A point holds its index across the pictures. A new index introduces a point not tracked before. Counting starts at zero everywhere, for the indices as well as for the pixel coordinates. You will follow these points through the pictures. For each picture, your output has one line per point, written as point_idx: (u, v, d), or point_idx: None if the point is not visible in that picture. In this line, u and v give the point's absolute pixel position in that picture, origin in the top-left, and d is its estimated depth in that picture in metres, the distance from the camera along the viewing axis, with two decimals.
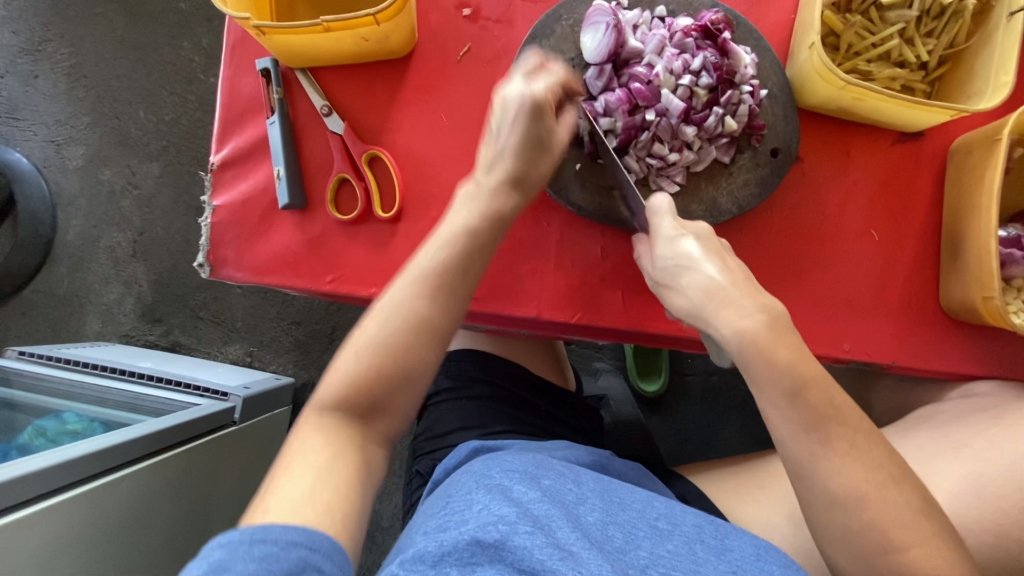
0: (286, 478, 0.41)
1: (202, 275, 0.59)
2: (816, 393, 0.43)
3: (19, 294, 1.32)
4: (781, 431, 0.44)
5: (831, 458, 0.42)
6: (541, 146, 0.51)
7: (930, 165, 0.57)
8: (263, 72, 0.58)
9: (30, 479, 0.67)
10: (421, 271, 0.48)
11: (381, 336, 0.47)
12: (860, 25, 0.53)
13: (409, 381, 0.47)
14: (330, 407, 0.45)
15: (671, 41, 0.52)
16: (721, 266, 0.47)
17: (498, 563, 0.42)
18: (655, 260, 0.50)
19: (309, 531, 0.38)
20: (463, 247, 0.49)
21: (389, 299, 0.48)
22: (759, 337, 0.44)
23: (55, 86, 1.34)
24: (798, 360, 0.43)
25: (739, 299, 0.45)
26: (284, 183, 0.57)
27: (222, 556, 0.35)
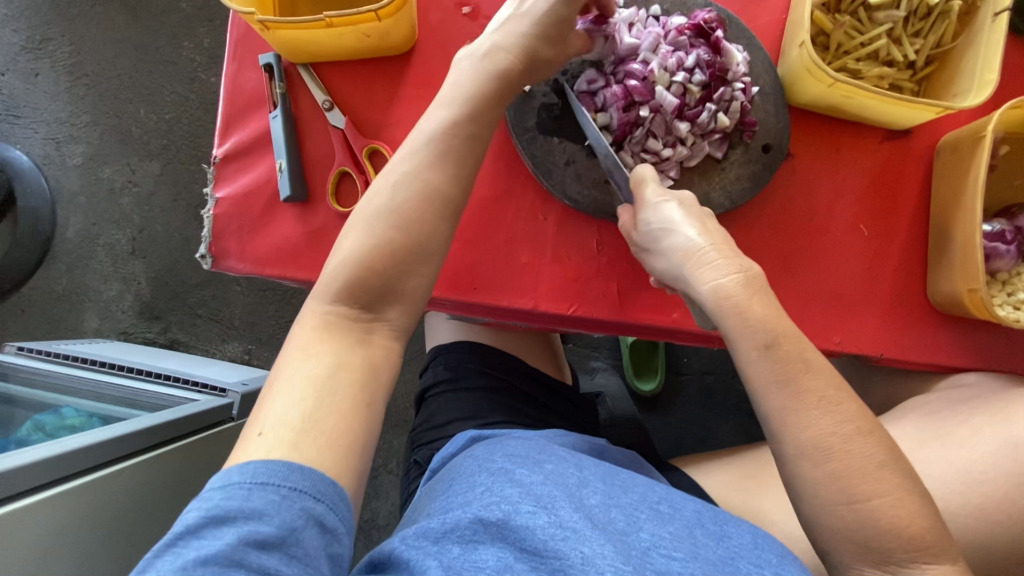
0: (282, 388, 0.41)
1: (204, 266, 0.60)
2: (788, 348, 0.44)
3: (18, 290, 1.32)
4: (756, 385, 0.45)
5: (819, 420, 0.42)
6: (551, 36, 0.52)
7: (918, 163, 0.59)
8: (266, 68, 0.59)
9: (29, 471, 0.67)
10: (424, 143, 0.49)
11: (386, 209, 0.46)
12: (850, 25, 0.54)
13: (420, 256, 0.47)
14: (336, 298, 0.45)
15: (666, 38, 0.53)
16: (702, 229, 0.49)
17: (500, 541, 0.44)
18: (641, 224, 0.51)
19: (311, 474, 0.39)
20: (468, 126, 0.50)
21: (392, 174, 0.48)
22: (736, 296, 0.45)
23: (56, 84, 1.35)
24: (774, 316, 0.45)
25: (716, 260, 0.47)
26: (286, 176, 0.58)
27: (223, 500, 0.37)
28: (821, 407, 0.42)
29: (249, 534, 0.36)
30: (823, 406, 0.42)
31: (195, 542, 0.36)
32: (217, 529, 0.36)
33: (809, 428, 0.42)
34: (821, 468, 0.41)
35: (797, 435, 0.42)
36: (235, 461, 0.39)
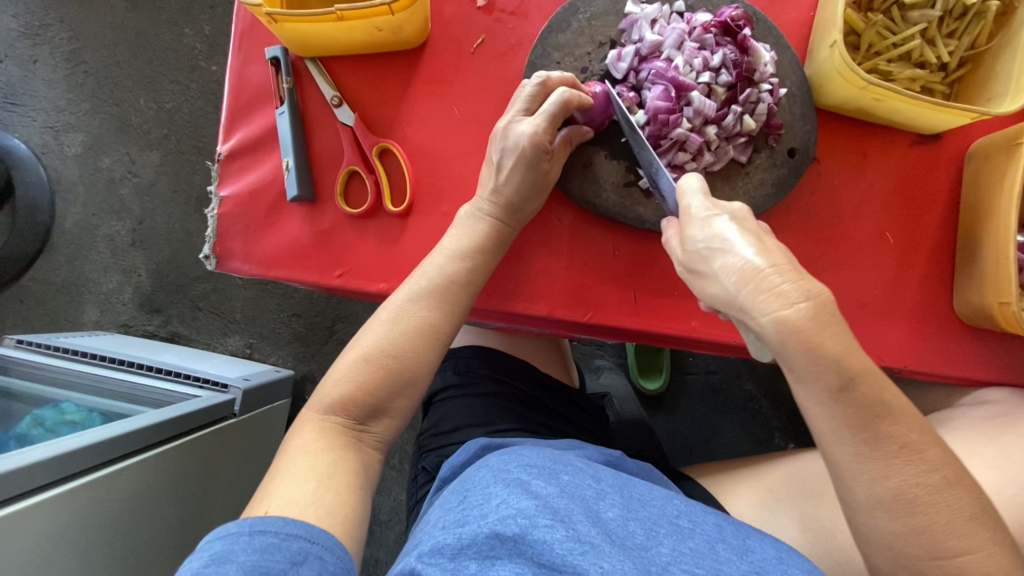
0: (286, 478, 0.44)
1: (208, 266, 0.58)
2: (866, 388, 0.40)
3: (17, 281, 1.30)
4: (824, 426, 0.41)
5: (901, 471, 0.40)
6: (540, 190, 0.54)
7: (947, 170, 0.57)
8: (273, 61, 0.57)
9: (31, 471, 0.66)
10: (424, 286, 0.52)
11: (384, 344, 0.51)
12: (881, 24, 0.52)
13: (411, 385, 0.51)
14: (332, 411, 0.49)
15: (691, 36, 0.51)
16: (760, 247, 0.41)
17: (518, 556, 0.43)
18: (685, 242, 0.44)
19: (307, 525, 0.41)
20: (467, 268, 0.53)
21: (390, 306, 0.52)
22: (804, 328, 0.38)
23: (54, 71, 1.32)
24: (847, 351, 0.39)
25: (782, 285, 0.39)
26: (293, 175, 0.56)
27: (222, 545, 0.38)
28: (901, 455, 0.40)
29: (253, 566, 0.37)
30: (902, 454, 0.40)
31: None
32: (220, 567, 0.37)
33: (889, 480, 0.40)
34: (898, 520, 0.41)
35: (875, 486, 0.41)
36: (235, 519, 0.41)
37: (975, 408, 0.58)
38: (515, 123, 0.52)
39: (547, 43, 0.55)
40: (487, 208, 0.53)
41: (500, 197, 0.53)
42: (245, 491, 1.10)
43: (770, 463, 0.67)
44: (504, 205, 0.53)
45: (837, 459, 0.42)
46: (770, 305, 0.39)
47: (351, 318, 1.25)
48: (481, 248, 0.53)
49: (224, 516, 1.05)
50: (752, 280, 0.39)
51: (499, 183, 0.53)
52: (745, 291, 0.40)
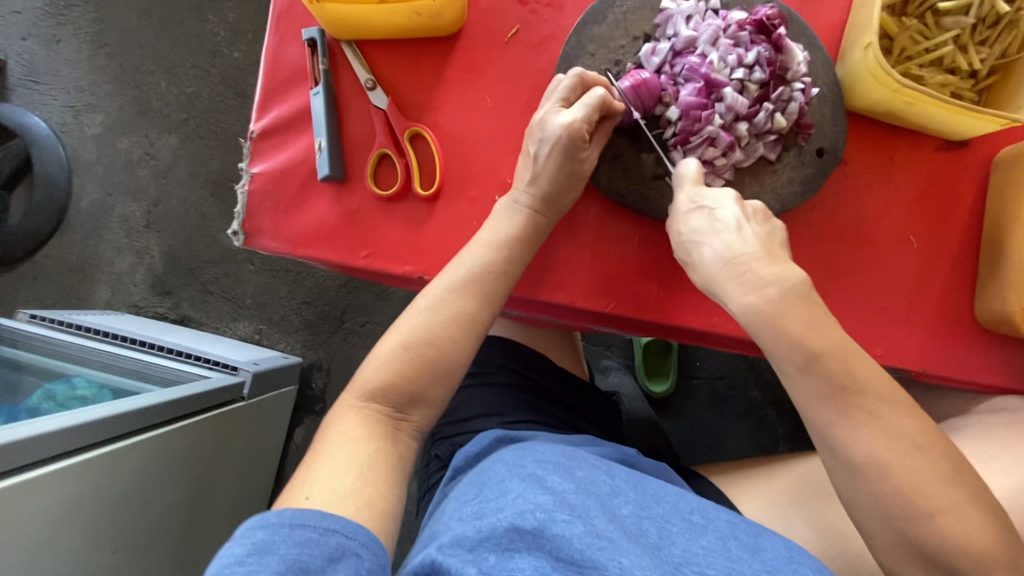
0: (328, 466, 0.45)
1: (235, 242, 0.59)
2: (832, 361, 0.43)
3: (31, 258, 1.31)
4: (800, 398, 0.45)
5: (871, 436, 0.42)
6: (575, 181, 0.54)
7: (973, 175, 0.57)
8: (309, 42, 0.57)
9: (43, 441, 0.66)
10: (462, 277, 0.52)
11: (423, 331, 0.51)
12: (915, 29, 0.53)
13: (448, 373, 0.51)
14: (372, 397, 0.50)
15: (726, 32, 0.52)
16: (740, 236, 0.47)
17: (536, 551, 0.42)
18: (674, 234, 0.51)
19: (344, 519, 0.41)
20: (505, 258, 0.53)
21: (430, 296, 0.52)
22: (768, 310, 0.45)
23: (78, 51, 1.33)
24: (813, 331, 0.44)
25: (754, 272, 0.46)
26: (325, 155, 0.56)
27: (264, 536, 0.39)
28: (869, 421, 0.42)
29: (294, 561, 0.38)
30: (872, 420, 0.42)
31: (240, 569, 0.37)
32: (261, 558, 0.38)
33: (862, 444, 0.42)
34: (877, 485, 0.42)
35: (847, 449, 0.43)
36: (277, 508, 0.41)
37: (988, 416, 0.59)
38: (552, 114, 0.53)
39: (582, 35, 0.56)
40: (525, 198, 0.54)
41: (535, 189, 0.53)
42: (249, 476, 1.10)
43: (781, 465, 0.67)
44: (540, 196, 0.54)
45: (816, 424, 0.44)
46: (738, 292, 0.46)
47: (361, 308, 1.25)
48: (519, 240, 0.53)
49: (230, 499, 1.05)
50: (727, 267, 0.47)
51: (536, 177, 0.53)
52: (714, 276, 0.48)
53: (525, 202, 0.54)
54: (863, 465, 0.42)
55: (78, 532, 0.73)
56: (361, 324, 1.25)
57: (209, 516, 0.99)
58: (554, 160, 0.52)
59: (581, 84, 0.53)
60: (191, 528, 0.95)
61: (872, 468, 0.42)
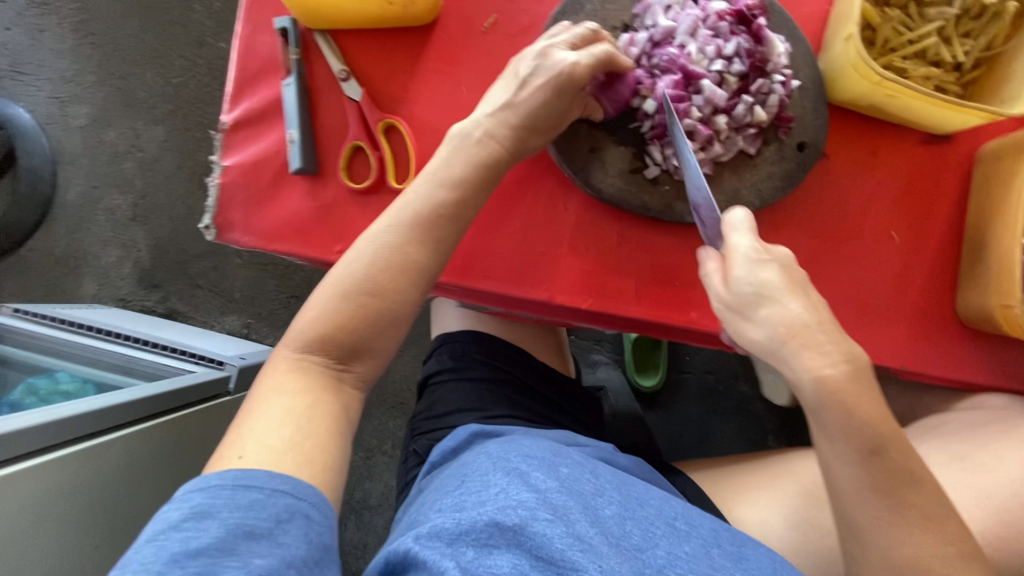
0: (261, 422, 0.43)
1: (208, 237, 0.58)
2: (894, 455, 0.44)
3: (16, 251, 1.30)
4: (850, 486, 0.45)
5: (919, 539, 0.43)
6: (552, 121, 0.52)
7: (956, 169, 0.56)
8: (281, 31, 0.56)
9: (20, 436, 0.65)
10: (408, 218, 0.49)
11: (362, 279, 0.47)
12: (898, 20, 0.51)
13: (392, 324, 0.48)
14: (308, 348, 0.46)
15: (705, 23, 0.51)
16: (807, 304, 0.45)
17: (516, 548, 0.42)
18: (726, 281, 0.46)
19: (291, 479, 0.40)
20: (456, 201, 0.50)
21: (374, 243, 0.48)
22: (843, 389, 0.44)
23: (62, 41, 1.31)
24: (879, 418, 0.44)
25: (824, 345, 0.44)
26: (297, 147, 0.55)
27: (206, 499, 0.38)
28: (920, 529, 0.43)
29: (237, 525, 0.38)
30: (923, 525, 0.43)
31: (176, 534, 0.37)
32: (199, 523, 0.38)
33: (905, 548, 0.43)
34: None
35: (889, 551, 0.43)
36: (216, 468, 0.40)
37: (970, 414, 0.59)
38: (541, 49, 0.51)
39: (559, 25, 0.54)
40: (495, 138, 0.51)
41: (507, 117, 0.51)
42: None
43: (765, 462, 0.66)
44: None
45: (857, 521, 0.45)
46: (816, 366, 0.44)
47: None
48: (474, 182, 0.51)
49: None
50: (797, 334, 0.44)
51: (512, 102, 0.51)
52: (789, 341, 0.44)
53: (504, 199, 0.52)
54: (897, 543, 0.43)
55: (61, 528, 0.72)
56: None
57: None
58: (534, 83, 0.51)
59: (593, 37, 0.52)
60: None
61: (907, 566, 0.43)
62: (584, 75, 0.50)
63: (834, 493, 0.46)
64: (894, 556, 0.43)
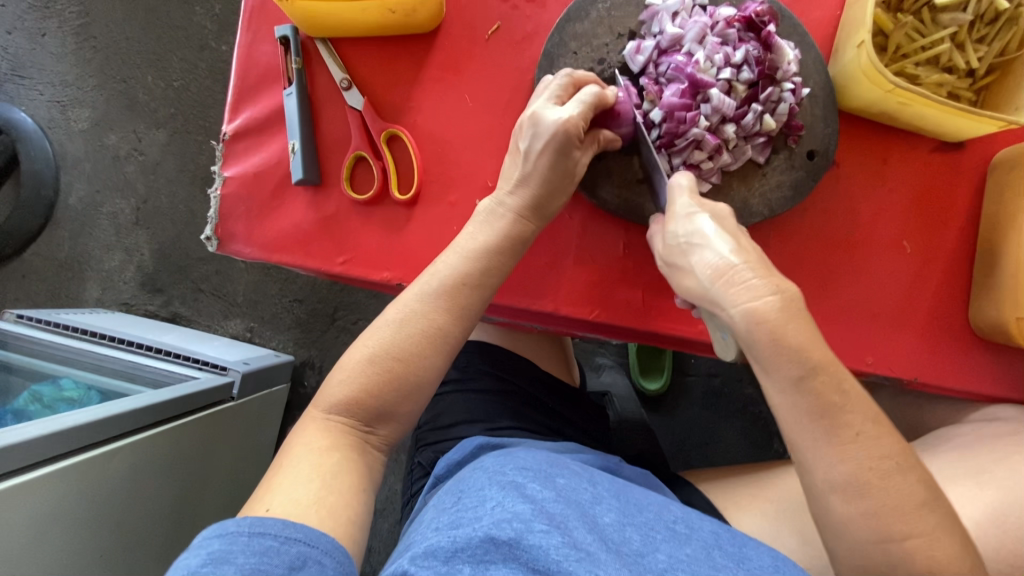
0: (289, 477, 0.44)
1: (209, 248, 0.57)
2: (824, 378, 0.41)
3: (20, 256, 1.30)
4: (785, 415, 0.42)
5: (858, 454, 0.40)
6: (567, 179, 0.51)
7: (969, 179, 0.55)
8: (282, 40, 0.55)
9: (23, 448, 0.65)
10: (434, 287, 0.50)
11: (389, 345, 0.49)
12: (911, 25, 0.50)
13: (417, 389, 0.49)
14: (337, 411, 0.48)
15: (713, 30, 0.50)
16: (735, 244, 0.43)
17: (512, 562, 0.41)
18: (666, 236, 0.46)
19: (306, 527, 0.40)
20: (480, 269, 0.50)
21: (400, 306, 0.50)
22: (770, 320, 0.40)
23: (63, 45, 1.31)
24: (810, 343, 0.41)
25: (751, 279, 0.41)
26: (299, 158, 0.55)
27: (221, 546, 0.38)
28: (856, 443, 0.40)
29: (252, 570, 0.37)
30: (859, 443, 0.40)
31: None
32: (216, 568, 0.37)
33: (844, 464, 0.40)
34: (855, 503, 0.40)
35: (830, 470, 0.40)
36: (236, 517, 0.41)
37: (983, 424, 0.58)
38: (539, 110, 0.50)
39: (564, 32, 0.54)
40: (518, 212, 0.51)
41: (526, 193, 0.51)
42: (240, 476, 1.09)
43: (774, 472, 0.65)
44: (525, 201, 0.51)
45: (800, 448, 0.42)
46: (737, 299, 0.41)
47: (353, 306, 1.24)
48: (500, 249, 0.51)
49: (220, 499, 1.04)
50: (722, 274, 0.41)
51: (525, 176, 0.51)
52: (711, 283, 0.42)
53: (513, 216, 0.51)
54: (834, 460, 0.41)
55: (63, 539, 0.72)
56: (352, 323, 1.24)
57: (199, 517, 0.99)
58: (545, 156, 0.50)
59: (573, 84, 0.51)
60: (181, 530, 0.94)
61: (851, 485, 0.40)
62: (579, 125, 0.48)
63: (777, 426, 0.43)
64: (833, 472, 0.40)
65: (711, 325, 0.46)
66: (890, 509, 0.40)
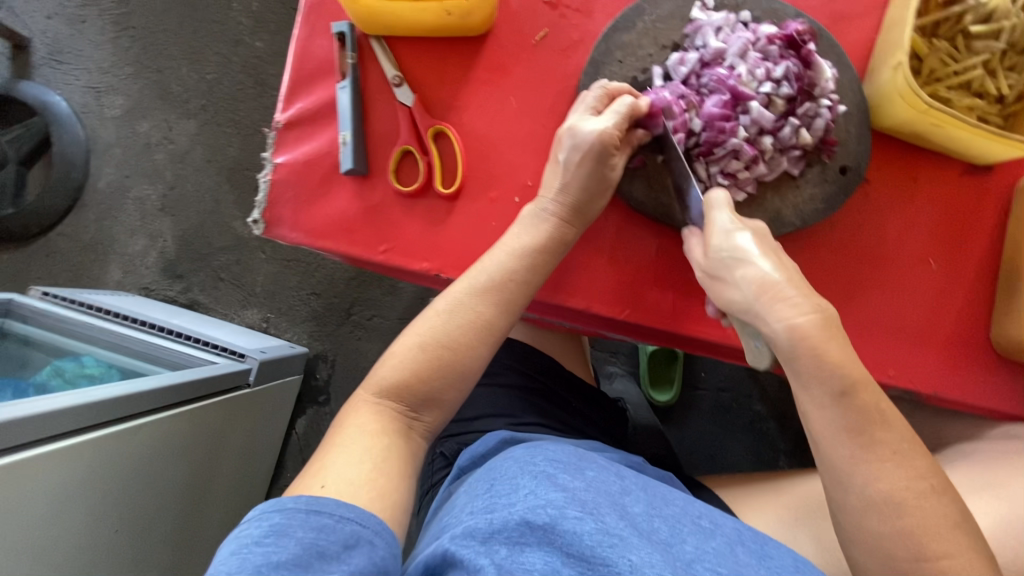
0: (342, 456, 0.46)
1: (255, 231, 0.59)
2: (864, 395, 0.43)
3: (46, 236, 1.32)
4: (825, 431, 0.44)
5: (893, 474, 0.42)
6: (605, 186, 0.53)
7: (995, 201, 0.57)
8: (339, 36, 0.58)
9: (49, 417, 0.66)
10: (482, 282, 0.52)
11: (440, 334, 0.50)
12: (945, 51, 0.52)
13: (462, 379, 0.51)
14: (387, 395, 0.50)
15: (755, 45, 0.52)
16: (778, 263, 0.46)
17: (547, 545, 0.42)
18: (709, 248, 0.48)
19: (358, 508, 0.42)
20: (527, 267, 0.52)
21: (449, 298, 0.52)
22: (813, 336, 0.43)
23: (102, 33, 1.34)
24: (851, 362, 0.43)
25: (796, 297, 0.43)
26: (349, 148, 0.57)
27: (281, 520, 0.39)
28: (892, 461, 0.42)
29: (311, 546, 0.38)
30: (896, 460, 0.42)
31: (259, 549, 0.38)
32: (278, 540, 0.39)
33: (882, 481, 0.42)
34: (891, 522, 0.41)
35: (866, 486, 0.42)
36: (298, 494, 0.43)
37: (1001, 442, 0.59)
38: (580, 122, 0.52)
39: (610, 41, 0.56)
40: (560, 216, 0.53)
41: (568, 200, 0.53)
42: (249, 463, 1.11)
43: (788, 481, 0.66)
44: (569, 204, 0.53)
45: (835, 464, 0.43)
46: (780, 314, 0.43)
47: (369, 302, 1.26)
48: (545, 248, 0.53)
49: (230, 484, 1.06)
50: (768, 288, 0.44)
51: (566, 184, 0.53)
52: (755, 298, 0.45)
53: (555, 220, 0.53)
54: (871, 478, 0.42)
55: (80, 512, 0.73)
56: (368, 318, 1.26)
57: (211, 499, 1.00)
58: (584, 166, 0.52)
59: (608, 96, 0.53)
60: (192, 512, 0.95)
61: (883, 503, 0.41)
62: (615, 137, 0.51)
63: (811, 438, 0.45)
64: (869, 490, 0.42)
65: (744, 335, 0.48)
66: (923, 525, 0.41)
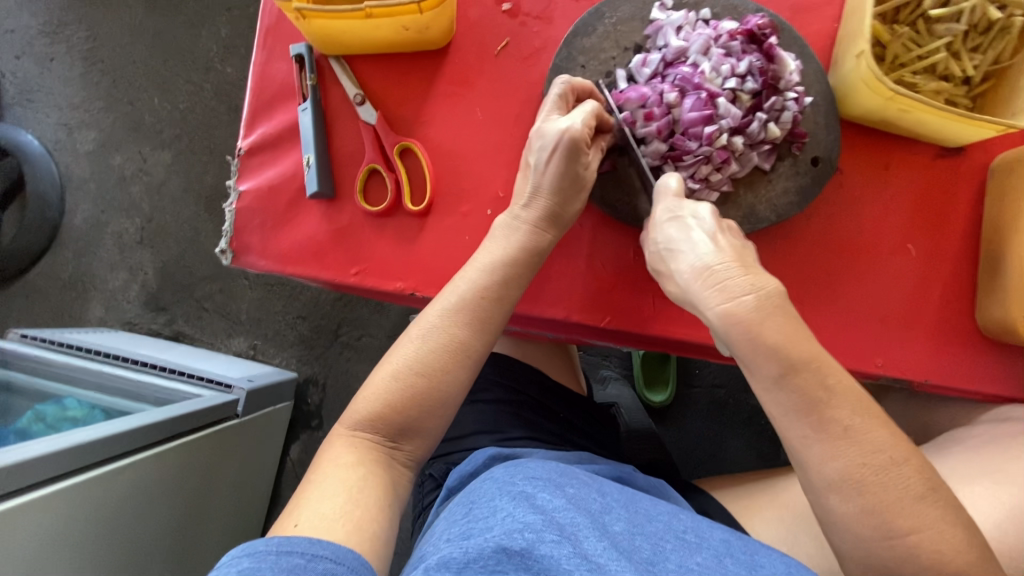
0: (318, 492, 0.44)
1: (223, 261, 0.58)
2: (806, 375, 0.41)
3: (25, 276, 1.30)
4: (776, 413, 0.43)
5: (847, 452, 0.40)
6: (578, 185, 0.52)
7: (971, 184, 0.56)
8: (297, 58, 0.57)
9: (30, 465, 0.64)
10: (454, 303, 0.50)
11: (413, 361, 0.49)
12: (907, 36, 0.52)
13: (441, 406, 0.49)
14: (363, 427, 0.48)
15: (717, 42, 0.51)
16: (711, 245, 0.45)
17: (524, 572, 0.39)
18: (651, 244, 0.50)
19: (333, 545, 0.40)
20: (498, 283, 0.51)
21: (422, 325, 0.50)
22: (743, 318, 0.42)
23: (71, 69, 1.33)
24: (790, 341, 0.41)
25: (724, 279, 0.43)
26: (313, 171, 0.56)
27: (249, 564, 0.37)
28: (844, 438, 0.40)
29: None
30: (847, 437, 0.40)
31: None
32: None
33: (836, 460, 0.40)
34: (852, 502, 0.40)
35: (822, 466, 0.41)
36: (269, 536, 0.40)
37: (995, 426, 0.58)
38: (549, 121, 0.51)
39: (572, 47, 0.55)
40: (533, 223, 0.52)
41: (542, 205, 0.52)
42: (242, 495, 1.08)
43: (787, 477, 0.65)
44: (542, 209, 0.52)
45: (790, 444, 0.42)
46: (713, 299, 0.43)
47: (356, 322, 1.24)
48: (515, 261, 0.52)
49: (224, 518, 1.03)
50: (697, 274, 0.44)
51: (538, 187, 0.52)
52: (689, 287, 0.45)
53: (527, 228, 0.52)
54: (827, 456, 0.41)
55: (63, 560, 0.70)
56: (356, 338, 1.24)
57: (204, 535, 0.97)
58: (556, 164, 0.51)
59: (573, 90, 0.52)
60: (184, 550, 0.93)
61: (842, 482, 0.40)
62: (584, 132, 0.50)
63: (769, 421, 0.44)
64: (826, 469, 0.40)
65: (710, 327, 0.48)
66: (892, 511, 0.39)
